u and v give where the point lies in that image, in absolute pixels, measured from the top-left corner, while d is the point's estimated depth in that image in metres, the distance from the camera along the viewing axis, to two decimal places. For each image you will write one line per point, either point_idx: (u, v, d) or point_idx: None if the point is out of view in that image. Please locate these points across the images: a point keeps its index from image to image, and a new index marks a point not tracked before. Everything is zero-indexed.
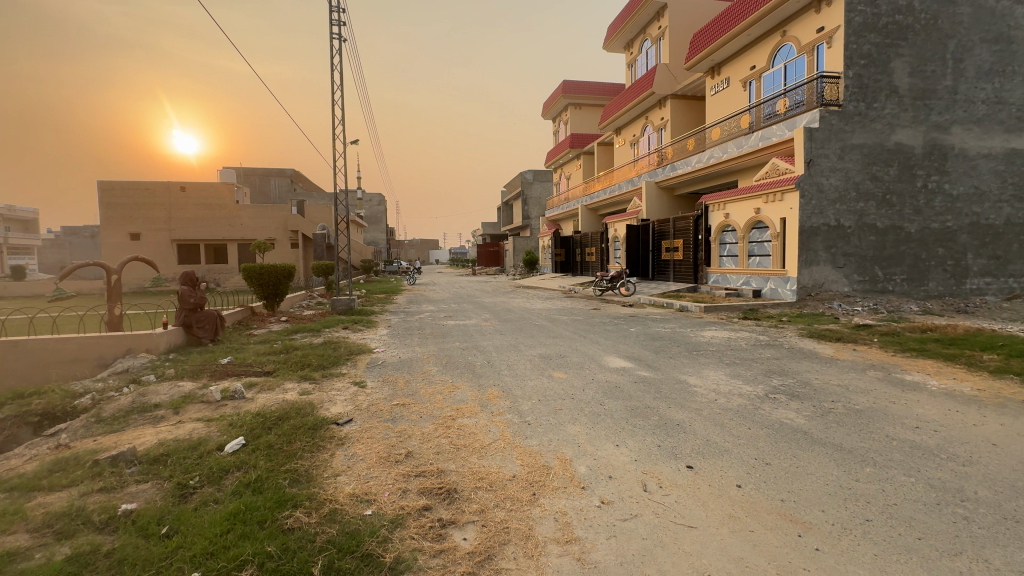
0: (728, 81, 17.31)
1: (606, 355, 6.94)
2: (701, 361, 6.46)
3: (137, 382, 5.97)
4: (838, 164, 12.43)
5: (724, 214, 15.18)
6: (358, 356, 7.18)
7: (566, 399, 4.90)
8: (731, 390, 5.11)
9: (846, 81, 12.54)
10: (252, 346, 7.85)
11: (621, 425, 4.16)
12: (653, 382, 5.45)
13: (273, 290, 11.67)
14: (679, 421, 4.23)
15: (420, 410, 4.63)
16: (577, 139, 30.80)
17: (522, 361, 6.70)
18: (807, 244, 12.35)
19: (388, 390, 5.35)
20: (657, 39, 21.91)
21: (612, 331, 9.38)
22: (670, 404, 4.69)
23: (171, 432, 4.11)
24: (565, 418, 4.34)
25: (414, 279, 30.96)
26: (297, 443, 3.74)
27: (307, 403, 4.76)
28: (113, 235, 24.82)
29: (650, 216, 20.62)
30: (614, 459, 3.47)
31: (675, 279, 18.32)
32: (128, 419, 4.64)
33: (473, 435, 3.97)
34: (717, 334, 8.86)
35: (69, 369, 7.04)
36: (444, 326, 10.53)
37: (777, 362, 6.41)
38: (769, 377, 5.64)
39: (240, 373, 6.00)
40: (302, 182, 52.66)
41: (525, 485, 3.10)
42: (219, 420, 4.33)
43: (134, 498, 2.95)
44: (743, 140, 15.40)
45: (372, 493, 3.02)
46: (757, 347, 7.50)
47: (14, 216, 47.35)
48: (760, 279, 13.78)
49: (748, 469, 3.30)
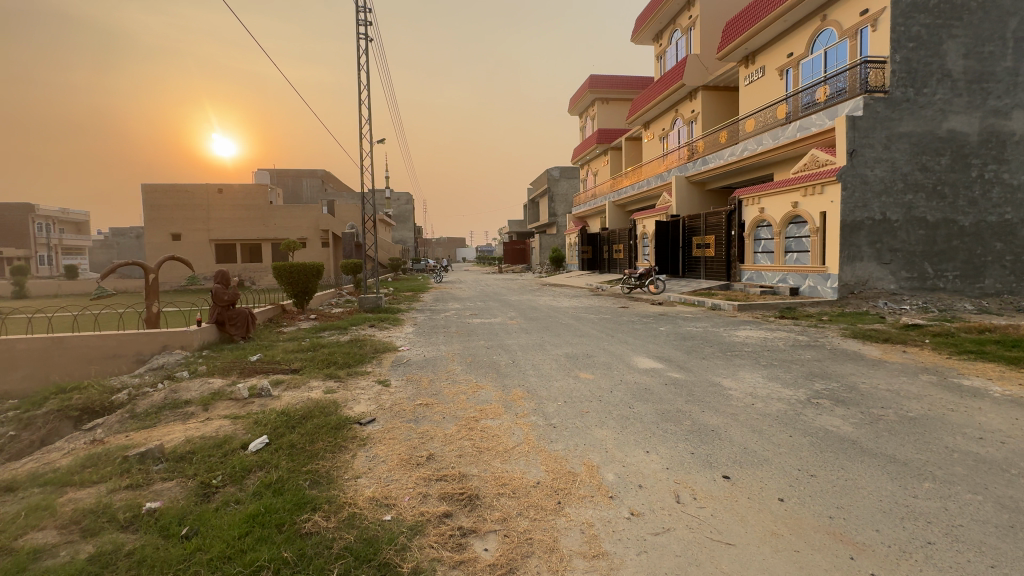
0: (762, 70, 16.62)
1: (634, 355, 6.72)
2: (736, 363, 6.17)
3: (171, 378, 6.14)
4: (884, 154, 11.74)
5: (759, 209, 14.59)
6: (384, 354, 7.18)
7: (593, 401, 4.73)
8: (770, 395, 4.82)
9: (893, 66, 11.80)
10: (281, 344, 8.00)
11: (651, 429, 3.96)
12: (685, 384, 5.22)
13: (302, 288, 11.88)
14: (713, 427, 4.00)
15: (443, 411, 4.55)
16: (604, 134, 30.32)
17: (548, 360, 6.55)
18: (850, 239, 11.72)
19: (411, 390, 5.30)
20: (687, 30, 21.26)
21: (641, 330, 9.13)
22: (704, 408, 4.45)
23: (198, 429, 4.16)
24: (592, 421, 4.18)
25: (441, 277, 31.18)
26: (319, 443, 3.71)
27: (331, 401, 4.75)
28: (155, 236, 25.93)
29: (680, 212, 20.07)
30: (645, 467, 3.29)
31: (707, 276, 17.78)
32: (159, 415, 4.74)
33: (497, 438, 3.85)
34: (753, 334, 8.48)
35: (109, 364, 7.33)
36: (470, 324, 10.48)
37: (819, 364, 6.05)
38: (810, 380, 5.31)
39: (269, 371, 6.09)
40: (332, 182, 53.88)
41: (549, 492, 2.96)
42: (245, 418, 4.35)
43: (158, 496, 2.96)
44: (779, 131, 14.75)
45: (391, 497, 2.94)
46: (795, 348, 7.12)
47: (69, 219, 50.26)
48: (797, 276, 13.18)
49: (791, 481, 3.06)
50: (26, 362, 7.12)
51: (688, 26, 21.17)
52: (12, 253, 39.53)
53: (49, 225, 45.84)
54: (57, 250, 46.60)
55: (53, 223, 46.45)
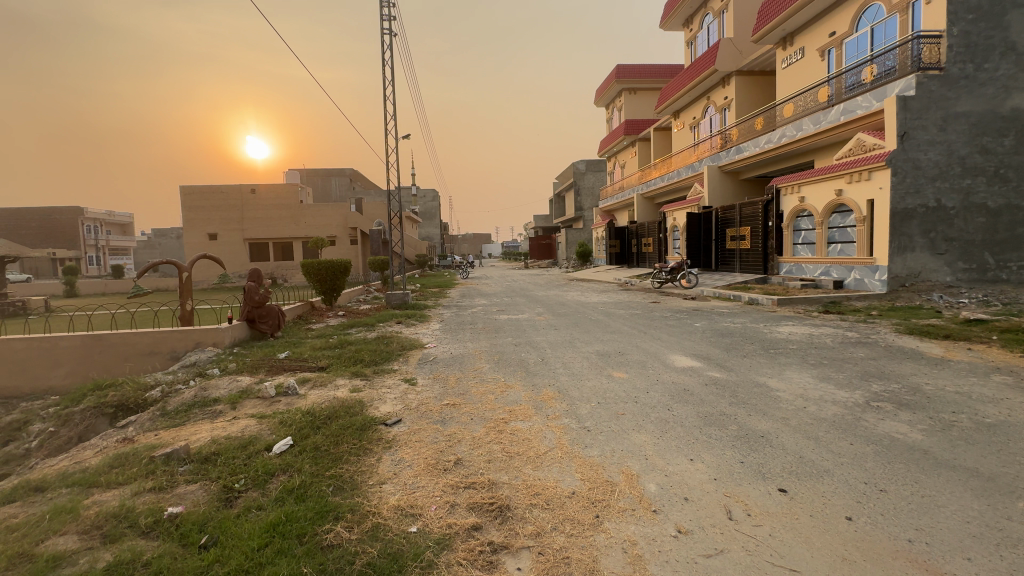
0: (802, 51, 15.77)
1: (670, 352, 6.39)
2: (781, 362, 5.77)
3: (202, 375, 6.17)
4: (939, 136, 10.91)
5: (799, 198, 13.87)
6: (411, 352, 7.06)
7: (628, 402, 4.46)
8: (824, 397, 4.44)
9: (950, 41, 10.92)
10: (309, 341, 8.00)
11: (694, 435, 3.67)
12: (727, 385, 4.88)
13: (330, 285, 11.95)
14: (763, 432, 3.69)
15: (471, 412, 4.36)
16: (632, 125, 29.60)
17: (578, 358, 6.29)
18: (900, 228, 10.97)
19: (438, 389, 5.13)
20: (719, 13, 20.43)
21: (676, 326, 8.73)
22: (751, 411, 4.13)
23: (224, 429, 4.10)
24: (629, 425, 3.91)
25: (467, 273, 31.14)
26: (343, 445, 3.59)
27: (356, 401, 4.64)
28: (193, 235, 26.77)
29: (713, 203, 19.34)
30: (690, 477, 3.01)
31: (742, 270, 17.09)
32: (189, 413, 4.74)
33: (529, 442, 3.64)
34: (797, 330, 8.00)
35: (145, 361, 7.47)
36: (497, 320, 10.30)
37: (874, 363, 5.60)
38: (867, 381, 4.89)
39: (296, 369, 6.05)
40: (360, 181, 54.63)
41: (586, 504, 2.73)
42: (271, 418, 4.28)
43: (181, 500, 2.88)
44: (821, 115, 13.97)
45: (417, 507, 2.76)
46: (845, 345, 6.64)
47: (115, 220, 52.62)
48: (842, 269, 12.46)
49: (857, 496, 2.74)
50: (68, 359, 7.34)
51: (720, 10, 20.31)
52: (64, 254, 41.73)
53: (96, 227, 48.10)
54: (105, 250, 48.94)
55: (100, 225, 48.77)
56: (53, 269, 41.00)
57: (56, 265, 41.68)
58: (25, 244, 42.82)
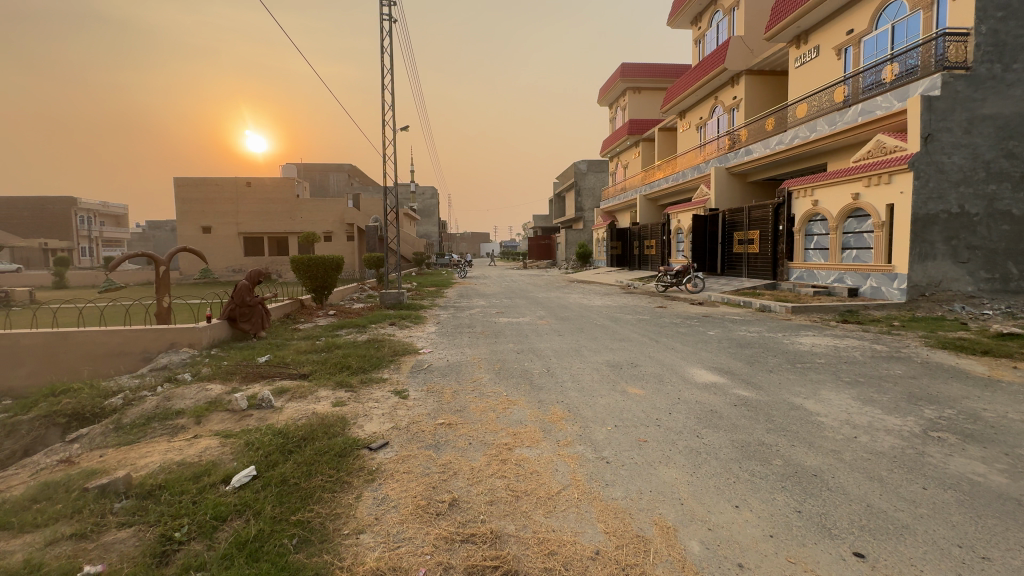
0: (816, 50, 15.25)
1: (688, 366, 5.81)
2: (811, 379, 5.22)
3: (171, 381, 5.58)
4: (964, 139, 10.38)
5: (813, 201, 13.35)
6: (403, 359, 6.47)
7: (650, 426, 3.88)
8: (873, 424, 3.88)
9: (978, 39, 10.41)
10: (294, 344, 7.38)
11: (734, 471, 3.10)
12: (760, 406, 4.32)
13: (321, 282, 11.32)
14: (814, 469, 3.13)
15: (469, 434, 3.77)
16: (636, 125, 29.05)
17: (587, 370, 5.72)
18: (922, 235, 10.44)
19: (432, 404, 4.53)
20: (729, 11, 19.90)
21: (689, 334, 8.17)
22: (794, 441, 3.56)
23: (180, 450, 3.52)
24: (654, 456, 3.34)
25: (466, 271, 30.46)
26: (316, 477, 3.01)
27: (338, 418, 4.05)
28: (186, 227, 26.01)
29: (719, 206, 18.80)
30: (740, 533, 2.44)
31: (749, 275, 16.56)
32: (145, 429, 4.16)
33: (539, 476, 3.06)
34: (819, 341, 7.46)
35: (113, 362, 6.85)
36: (496, 324, 9.70)
37: (916, 383, 5.04)
38: (917, 406, 4.32)
39: (274, 376, 5.45)
40: (359, 177, 54.01)
41: (614, 571, 2.16)
42: (236, 438, 3.69)
43: (103, 556, 2.29)
44: (836, 116, 13.45)
45: (402, 571, 2.18)
46: (876, 361, 6.09)
47: (109, 212, 51.57)
48: (857, 276, 11.93)
49: (956, 568, 2.17)
50: (29, 358, 6.72)
51: (731, 7, 19.76)
52: (56, 244, 41.03)
53: (90, 218, 47.21)
54: (98, 242, 48.10)
55: (94, 216, 47.83)
56: (45, 259, 40.23)
57: (47, 255, 40.93)
58: (17, 233, 42.11)
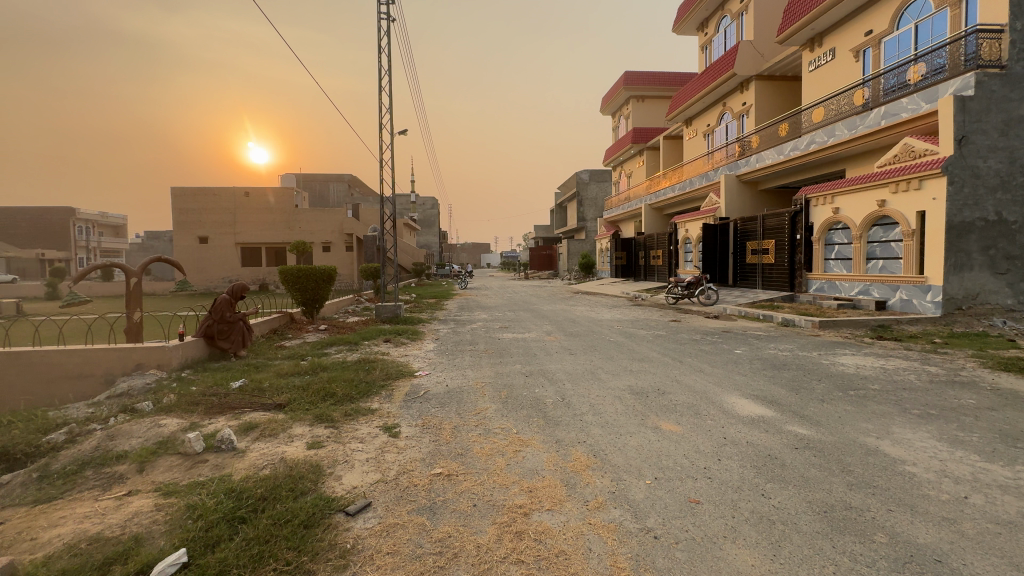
0: (832, 52, 14.68)
1: (724, 394, 5.03)
2: (876, 411, 4.43)
3: (128, 411, 4.80)
4: (1000, 141, 9.70)
5: (833, 209, 12.64)
6: (396, 383, 5.71)
7: (698, 479, 3.12)
8: (979, 478, 3.09)
9: (1013, 35, 9.77)
10: (275, 365, 6.61)
11: (829, 556, 2.31)
12: (828, 450, 3.54)
13: (312, 295, 10.56)
14: (932, 550, 2.35)
15: (475, 492, 2.99)
16: (640, 134, 28.52)
17: (609, 398, 4.95)
18: (958, 243, 9.69)
19: (427, 446, 3.75)
20: (738, 15, 19.36)
21: (715, 353, 7.36)
22: (890, 504, 2.78)
23: (101, 517, 2.71)
24: (716, 528, 2.56)
25: (468, 282, 29.63)
26: (267, 567, 2.23)
27: (312, 466, 3.28)
28: (183, 238, 25.36)
29: (730, 214, 18.13)
30: None
31: (764, 287, 15.79)
32: (75, 479, 3.37)
33: (569, 563, 2.27)
34: (863, 362, 6.66)
35: (73, 386, 6.09)
36: (500, 341, 8.88)
37: (1003, 418, 4.24)
38: (1020, 449, 3.53)
39: (244, 408, 4.67)
40: (360, 188, 53.59)
41: None
42: (177, 497, 2.88)
43: None
44: (856, 120, 12.83)
45: None
46: (938, 387, 5.27)
47: (107, 224, 50.76)
48: (885, 287, 11.15)
49: None
50: None
51: (739, 11, 19.23)
52: (53, 255, 40.34)
53: (89, 228, 46.58)
54: (96, 253, 47.40)
55: (93, 226, 47.20)
56: (42, 270, 39.63)
57: (44, 266, 40.29)
58: (14, 244, 41.55)
